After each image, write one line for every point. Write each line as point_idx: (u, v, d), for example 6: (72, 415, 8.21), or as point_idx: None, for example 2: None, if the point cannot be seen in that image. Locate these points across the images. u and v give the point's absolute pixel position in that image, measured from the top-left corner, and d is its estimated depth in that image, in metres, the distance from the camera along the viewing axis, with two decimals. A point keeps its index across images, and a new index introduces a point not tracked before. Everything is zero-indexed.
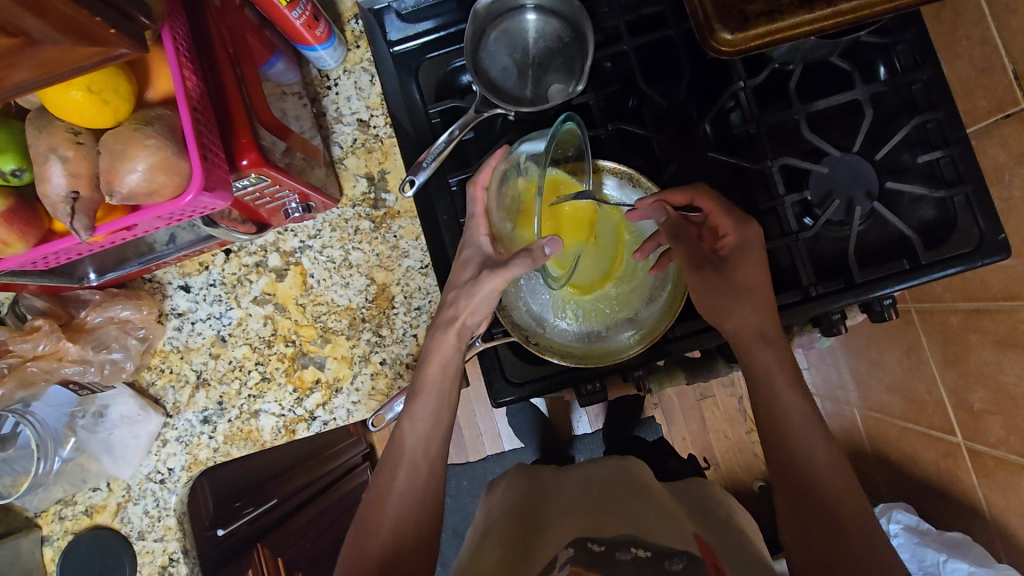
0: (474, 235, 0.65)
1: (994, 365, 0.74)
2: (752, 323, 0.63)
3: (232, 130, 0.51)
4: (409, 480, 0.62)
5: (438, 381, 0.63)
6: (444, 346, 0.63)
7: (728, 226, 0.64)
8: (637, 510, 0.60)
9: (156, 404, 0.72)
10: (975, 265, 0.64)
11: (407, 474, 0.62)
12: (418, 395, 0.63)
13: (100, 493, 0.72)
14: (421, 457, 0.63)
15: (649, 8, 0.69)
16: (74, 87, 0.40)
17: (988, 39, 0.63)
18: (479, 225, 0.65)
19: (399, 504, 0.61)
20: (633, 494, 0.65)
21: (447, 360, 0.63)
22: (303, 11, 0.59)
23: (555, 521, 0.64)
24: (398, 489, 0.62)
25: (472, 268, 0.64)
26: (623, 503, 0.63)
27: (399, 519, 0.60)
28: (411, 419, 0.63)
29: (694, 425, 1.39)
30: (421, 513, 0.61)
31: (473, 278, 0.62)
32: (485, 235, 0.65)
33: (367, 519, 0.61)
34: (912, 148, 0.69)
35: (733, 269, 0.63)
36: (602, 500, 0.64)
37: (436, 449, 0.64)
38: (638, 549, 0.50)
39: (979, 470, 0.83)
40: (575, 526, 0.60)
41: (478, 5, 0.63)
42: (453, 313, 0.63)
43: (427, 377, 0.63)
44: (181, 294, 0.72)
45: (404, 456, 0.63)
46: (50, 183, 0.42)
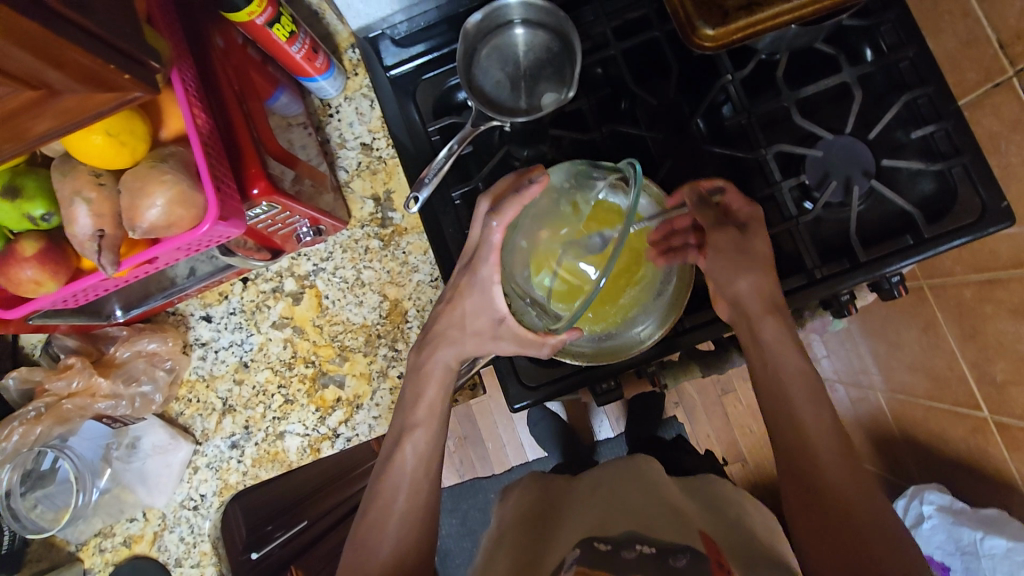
0: (485, 278, 0.60)
1: (1012, 335, 0.74)
2: (764, 291, 0.63)
3: (243, 163, 0.54)
4: (410, 501, 0.63)
5: (437, 406, 0.64)
6: (442, 370, 0.65)
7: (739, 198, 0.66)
8: (645, 510, 0.62)
9: (185, 432, 0.74)
10: (981, 235, 0.64)
11: (408, 495, 0.63)
12: (418, 422, 0.64)
13: (137, 523, 0.74)
14: (422, 476, 0.64)
15: (634, 12, 0.71)
16: (94, 132, 0.42)
17: (969, 12, 0.64)
18: (491, 269, 0.60)
19: (399, 527, 0.62)
20: (641, 491, 0.66)
21: (446, 383, 0.65)
22: (302, 45, 0.63)
23: (566, 522, 0.66)
24: (399, 509, 0.63)
25: (485, 319, 0.62)
26: (627, 500, 0.65)
27: (397, 542, 0.62)
28: (411, 444, 0.64)
29: (717, 422, 1.39)
30: (420, 534, 0.63)
31: (489, 331, 0.62)
32: (497, 283, 0.60)
33: (366, 540, 0.62)
34: (905, 125, 0.69)
35: (751, 237, 0.64)
36: (611, 500, 0.66)
37: (436, 467, 0.65)
38: (643, 547, 0.53)
39: (1009, 444, 0.81)
40: (584, 525, 0.62)
41: (467, 25, 0.66)
42: (451, 346, 0.64)
43: (424, 405, 0.64)
44: (204, 324, 0.75)
45: (404, 480, 0.64)
46: (76, 224, 0.44)
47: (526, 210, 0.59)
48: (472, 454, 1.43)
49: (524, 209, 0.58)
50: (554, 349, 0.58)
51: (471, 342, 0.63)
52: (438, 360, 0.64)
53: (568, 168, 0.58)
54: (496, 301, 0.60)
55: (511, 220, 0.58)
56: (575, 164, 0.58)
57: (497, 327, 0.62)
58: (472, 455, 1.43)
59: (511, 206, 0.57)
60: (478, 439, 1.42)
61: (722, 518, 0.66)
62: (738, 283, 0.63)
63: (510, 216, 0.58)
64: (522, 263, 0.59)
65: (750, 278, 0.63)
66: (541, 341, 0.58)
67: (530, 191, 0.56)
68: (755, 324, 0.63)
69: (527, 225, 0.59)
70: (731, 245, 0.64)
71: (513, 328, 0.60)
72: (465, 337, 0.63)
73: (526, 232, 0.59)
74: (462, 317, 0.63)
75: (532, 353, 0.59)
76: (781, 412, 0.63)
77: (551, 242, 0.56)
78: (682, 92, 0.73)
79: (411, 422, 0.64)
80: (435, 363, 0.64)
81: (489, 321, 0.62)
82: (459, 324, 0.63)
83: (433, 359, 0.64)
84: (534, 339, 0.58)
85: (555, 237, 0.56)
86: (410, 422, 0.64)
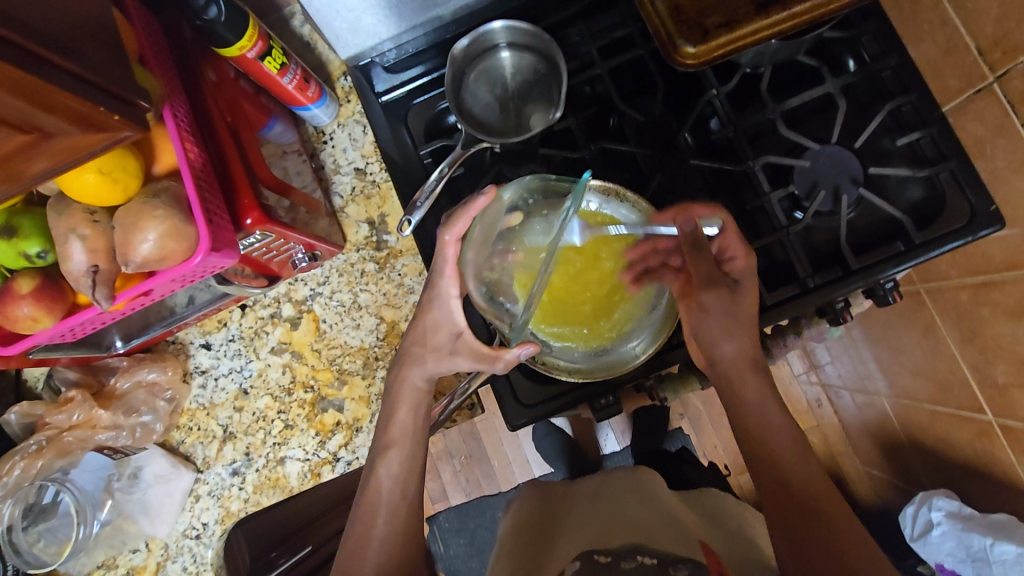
0: (444, 294, 0.63)
1: (1011, 337, 0.73)
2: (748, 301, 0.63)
3: (236, 193, 0.55)
4: (389, 523, 0.61)
5: (410, 427, 0.64)
6: (413, 391, 0.65)
7: (737, 247, 0.63)
8: (645, 522, 0.61)
9: (187, 460, 0.74)
10: (971, 238, 0.65)
11: (389, 518, 0.61)
12: (391, 442, 0.64)
13: (139, 554, 0.74)
14: (400, 500, 0.62)
15: (619, 31, 0.73)
16: (87, 170, 0.43)
17: (947, 20, 0.65)
18: (449, 284, 0.63)
19: (381, 551, 0.59)
20: (643, 504, 0.65)
21: (416, 404, 0.65)
22: (294, 75, 0.64)
23: (563, 533, 0.65)
24: (379, 535, 0.60)
25: (444, 332, 0.64)
26: (627, 510, 0.64)
27: (380, 565, 0.59)
28: (386, 467, 0.63)
29: (723, 432, 1.38)
30: (404, 560, 0.60)
31: (447, 346, 0.64)
32: (454, 296, 0.63)
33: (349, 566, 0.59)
34: (891, 133, 0.70)
35: (741, 296, 0.63)
36: (611, 513, 0.64)
37: (415, 489, 0.63)
38: (643, 558, 0.52)
39: (1015, 447, 0.81)
40: (581, 538, 0.61)
41: (454, 50, 0.68)
42: (416, 364, 0.64)
43: (398, 426, 0.64)
44: (203, 352, 0.75)
45: (382, 504, 0.61)
46: (72, 260, 0.45)
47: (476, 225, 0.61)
48: (478, 472, 1.42)
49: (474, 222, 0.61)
50: (508, 364, 0.60)
51: (431, 358, 0.64)
52: (406, 380, 0.65)
53: (521, 184, 0.58)
54: (455, 315, 0.63)
55: (462, 232, 0.61)
56: (526, 179, 0.58)
57: (455, 342, 0.64)
58: (477, 473, 1.42)
59: (461, 219, 0.60)
60: (484, 457, 1.41)
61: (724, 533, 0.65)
62: (722, 346, 0.63)
63: (460, 229, 0.61)
64: (477, 278, 0.58)
65: (735, 344, 0.63)
66: (496, 355, 0.61)
67: (478, 204, 0.59)
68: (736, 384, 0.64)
69: (478, 236, 0.59)
70: (719, 306, 0.63)
71: (469, 343, 0.63)
72: (426, 352, 0.64)
73: (476, 245, 0.58)
74: (423, 332, 0.65)
75: (487, 367, 0.62)
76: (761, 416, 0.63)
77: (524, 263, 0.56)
78: (669, 107, 0.74)
79: (387, 443, 0.64)
80: (404, 383, 0.65)
81: (447, 335, 0.64)
82: (421, 340, 0.65)
83: (402, 378, 0.65)
84: (488, 354, 0.61)
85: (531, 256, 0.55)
86: (385, 443, 0.64)
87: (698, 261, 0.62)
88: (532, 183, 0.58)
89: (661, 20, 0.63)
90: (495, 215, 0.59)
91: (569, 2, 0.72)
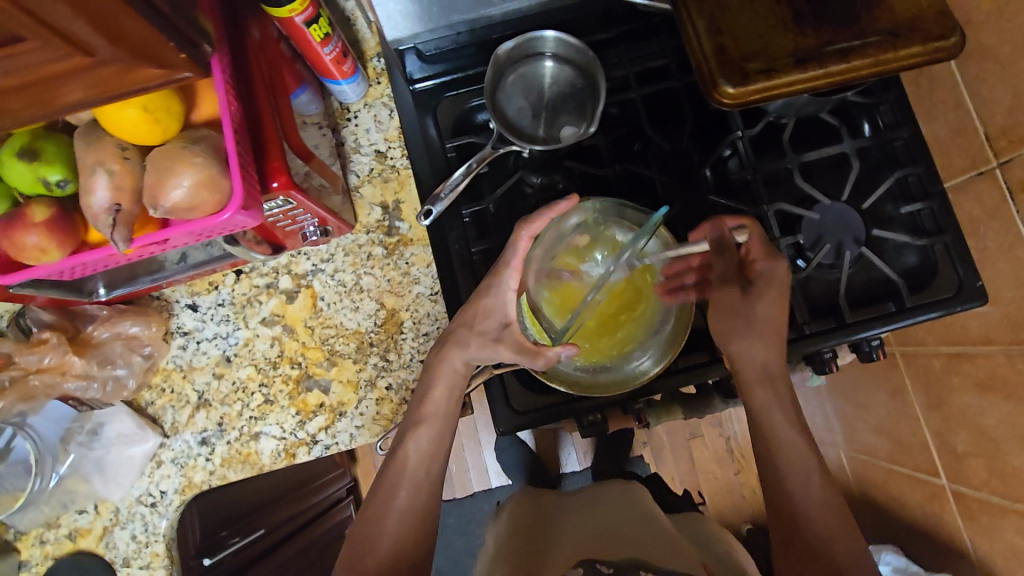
0: (505, 285, 0.63)
1: (975, 408, 0.78)
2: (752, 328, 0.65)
3: (266, 154, 0.53)
4: (411, 497, 0.63)
5: (443, 407, 0.64)
6: (451, 373, 0.64)
7: (759, 250, 0.65)
8: (644, 536, 0.63)
9: (154, 423, 0.71)
10: (954, 310, 0.69)
11: (410, 493, 0.63)
12: (424, 418, 0.64)
13: (85, 516, 0.70)
14: (423, 477, 0.64)
15: (656, 61, 0.75)
16: (130, 104, 0.42)
17: (960, 103, 0.69)
18: (512, 276, 0.63)
19: (398, 521, 0.62)
20: (640, 519, 0.67)
21: (453, 388, 0.64)
22: (335, 47, 0.64)
23: (559, 543, 0.67)
24: (399, 507, 0.62)
25: (494, 321, 0.64)
26: (623, 525, 0.66)
27: (397, 539, 0.61)
28: (415, 442, 0.63)
29: (683, 465, 1.40)
30: (419, 530, 0.62)
31: (492, 334, 0.63)
32: (513, 290, 0.63)
33: (364, 536, 0.61)
34: (895, 200, 0.74)
35: (753, 300, 0.65)
36: (609, 526, 0.66)
37: (437, 467, 0.65)
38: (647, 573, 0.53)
39: (964, 513, 0.85)
40: (580, 547, 0.64)
41: (500, 51, 0.68)
42: (458, 346, 0.63)
43: (432, 405, 0.64)
44: (188, 313, 0.72)
45: (406, 477, 0.63)
46: (94, 195, 0.43)
47: (553, 230, 0.66)
48: None
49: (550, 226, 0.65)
50: (548, 362, 0.60)
51: (474, 343, 0.63)
52: (446, 362, 0.63)
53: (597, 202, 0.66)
54: (509, 305, 0.64)
55: (537, 231, 0.62)
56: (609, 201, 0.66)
57: (502, 331, 0.63)
58: None
59: (540, 218, 0.61)
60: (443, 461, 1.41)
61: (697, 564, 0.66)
62: (731, 347, 0.66)
63: (537, 227, 0.62)
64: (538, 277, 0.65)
65: (742, 343, 0.65)
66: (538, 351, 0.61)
67: (560, 207, 0.61)
68: (744, 389, 0.66)
69: (551, 241, 0.65)
70: (729, 303, 0.66)
71: (517, 335, 0.63)
72: (471, 336, 0.63)
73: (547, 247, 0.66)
74: (471, 316, 0.64)
75: (526, 362, 0.61)
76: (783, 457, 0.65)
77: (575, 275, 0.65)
78: (694, 141, 0.76)
79: (418, 418, 0.64)
80: (442, 363, 0.63)
81: (497, 323, 0.63)
82: (469, 324, 0.63)
83: (441, 359, 0.63)
84: (533, 350, 0.61)
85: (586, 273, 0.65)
86: (416, 419, 0.64)
87: (722, 259, 0.66)
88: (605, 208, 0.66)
89: (705, 57, 0.63)
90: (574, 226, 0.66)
91: (612, 26, 0.74)
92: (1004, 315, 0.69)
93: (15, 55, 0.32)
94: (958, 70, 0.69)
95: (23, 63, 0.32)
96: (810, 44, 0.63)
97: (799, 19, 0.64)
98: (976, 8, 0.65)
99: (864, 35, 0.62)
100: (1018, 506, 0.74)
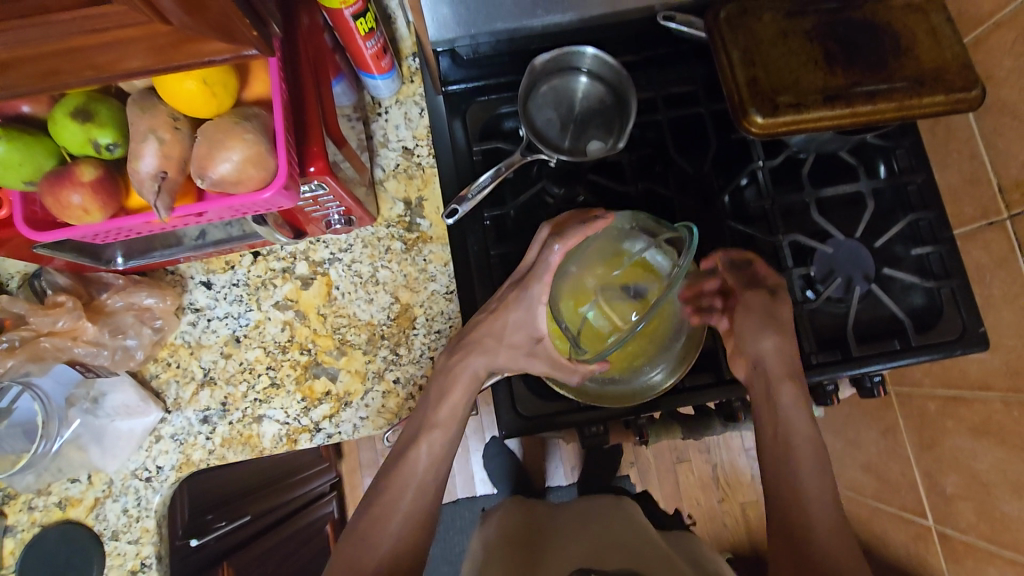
0: (535, 297, 0.63)
1: (968, 452, 0.79)
2: (760, 351, 0.66)
3: (306, 139, 0.54)
4: (416, 500, 0.63)
5: (457, 410, 0.65)
6: (470, 377, 0.65)
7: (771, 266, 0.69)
8: (639, 549, 0.63)
9: (156, 397, 0.70)
10: (956, 354, 0.70)
11: (415, 495, 0.63)
12: (437, 422, 0.64)
13: (78, 485, 0.69)
14: (430, 479, 0.64)
15: (683, 87, 0.77)
16: (190, 77, 0.43)
17: (975, 154, 0.72)
18: (541, 289, 0.62)
19: (402, 526, 0.61)
20: (634, 533, 0.68)
21: (471, 391, 0.65)
22: (376, 42, 0.65)
23: (555, 552, 0.67)
24: (404, 509, 0.62)
25: (523, 334, 0.64)
26: (617, 536, 0.67)
27: (398, 537, 0.61)
28: (428, 445, 0.64)
29: (669, 488, 1.40)
30: (420, 534, 0.62)
31: (525, 347, 0.64)
32: (542, 304, 0.63)
33: (365, 534, 0.61)
34: (905, 241, 0.76)
35: (781, 303, 0.68)
36: (603, 536, 0.67)
37: (444, 470, 0.66)
38: None
39: (948, 555, 0.86)
40: (576, 554, 0.64)
41: (536, 62, 0.69)
42: (486, 354, 0.64)
43: (448, 408, 0.64)
44: (202, 290, 0.72)
45: (414, 479, 0.64)
46: (141, 161, 0.43)
47: (584, 242, 0.62)
48: None
49: (585, 240, 0.62)
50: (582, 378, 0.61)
51: (504, 354, 0.64)
52: (468, 366, 0.64)
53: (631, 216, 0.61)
54: (539, 321, 0.63)
55: (571, 246, 0.61)
56: (638, 214, 0.61)
57: (534, 345, 0.64)
58: None
59: (575, 233, 0.60)
60: None
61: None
62: (761, 343, 0.66)
63: (571, 243, 0.61)
64: (569, 291, 0.61)
65: (773, 339, 0.66)
66: (573, 367, 0.60)
67: (596, 226, 0.61)
68: (774, 385, 0.66)
69: (584, 256, 0.61)
70: (758, 305, 0.67)
71: (551, 350, 0.62)
72: (500, 347, 0.64)
73: (581, 260, 0.61)
74: (501, 326, 0.64)
75: (561, 376, 0.61)
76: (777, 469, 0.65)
77: (595, 282, 0.59)
78: (715, 167, 0.77)
79: (431, 422, 0.64)
80: (464, 368, 0.64)
81: (527, 337, 0.64)
82: (497, 334, 0.64)
83: (463, 364, 0.64)
84: (567, 364, 0.61)
85: (604, 278, 0.59)
86: (431, 422, 0.64)
87: (733, 273, 0.70)
88: (645, 219, 0.61)
89: (737, 86, 0.65)
90: (610, 240, 0.61)
91: (643, 48, 0.76)
92: (1004, 363, 0.71)
93: (93, 15, 0.32)
94: (975, 122, 0.71)
95: (99, 24, 0.33)
96: (840, 83, 0.65)
97: (830, 58, 0.66)
98: (998, 65, 0.67)
99: (892, 80, 0.64)
100: (1005, 552, 0.75)
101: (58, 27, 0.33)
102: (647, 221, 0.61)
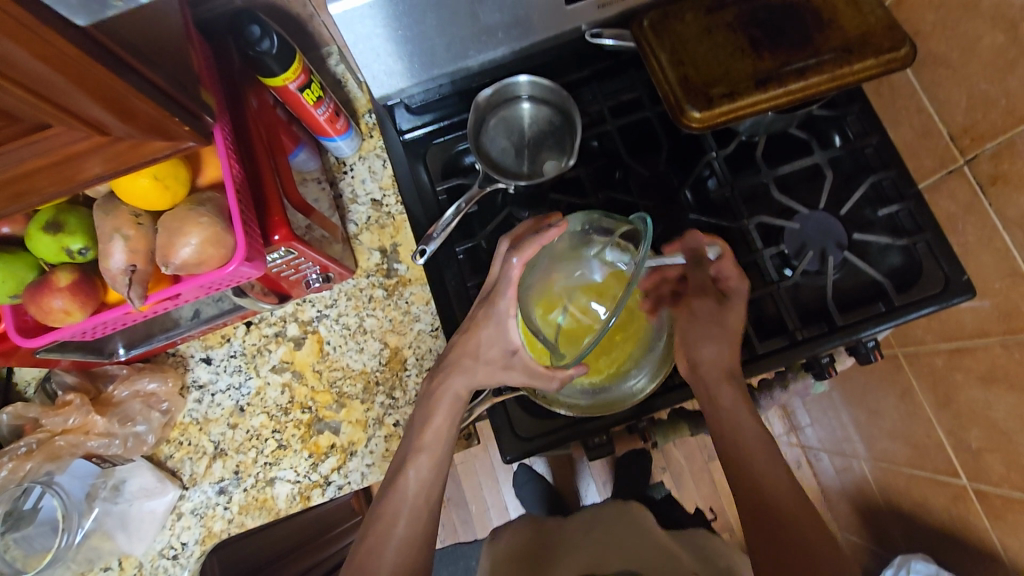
0: (501, 313, 0.64)
1: (983, 402, 0.77)
2: None
3: (267, 211, 0.57)
4: (409, 527, 0.63)
5: (443, 434, 0.67)
6: (451, 399, 0.67)
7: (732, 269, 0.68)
8: (643, 554, 0.66)
9: (173, 476, 0.73)
10: (947, 304, 0.69)
11: (409, 521, 0.64)
12: (423, 447, 0.66)
13: (111, 573, 0.72)
14: (422, 504, 0.65)
15: (628, 95, 0.80)
16: (143, 174, 0.47)
17: (922, 108, 0.73)
18: (507, 303, 0.64)
19: (397, 552, 0.62)
20: (639, 537, 0.71)
21: (452, 413, 0.67)
22: (326, 108, 0.68)
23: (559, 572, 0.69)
24: (398, 537, 0.63)
25: (498, 350, 0.66)
26: (626, 545, 0.70)
27: (396, 565, 0.61)
28: (415, 470, 0.65)
29: (705, 488, 1.38)
30: (418, 562, 0.62)
31: (501, 361, 0.66)
32: (512, 317, 0.64)
33: (366, 561, 0.62)
34: (872, 204, 0.76)
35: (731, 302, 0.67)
36: (608, 545, 0.71)
37: (436, 495, 0.66)
38: None
39: (990, 513, 0.83)
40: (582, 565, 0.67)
41: (479, 97, 0.73)
42: (464, 373, 0.66)
43: (431, 431, 0.66)
44: (203, 366, 0.75)
45: (406, 506, 0.64)
46: (111, 259, 0.48)
47: (544, 250, 0.63)
48: (455, 516, 1.39)
49: (543, 249, 0.63)
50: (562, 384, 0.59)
51: (482, 371, 0.66)
52: (446, 389, 0.67)
53: (579, 220, 0.63)
54: (510, 334, 0.64)
55: (529, 258, 0.62)
56: (588, 216, 0.63)
57: (511, 358, 0.64)
58: (455, 519, 1.39)
59: (531, 245, 0.61)
60: (463, 501, 1.39)
61: (712, 568, 0.67)
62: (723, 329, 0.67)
63: (529, 254, 0.62)
64: (534, 300, 0.62)
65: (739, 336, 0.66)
66: (552, 373, 0.59)
67: (551, 234, 0.61)
68: None
69: (542, 264, 0.63)
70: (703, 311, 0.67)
71: (526, 360, 0.63)
72: (477, 366, 0.66)
73: (541, 270, 0.63)
74: (476, 346, 0.66)
75: (541, 386, 0.61)
76: (759, 457, 0.65)
77: (561, 286, 0.61)
78: (670, 166, 0.79)
79: (417, 448, 0.66)
80: (445, 390, 0.67)
81: (502, 352, 0.65)
82: (472, 353, 0.66)
83: (443, 387, 0.67)
84: (546, 373, 0.60)
85: (566, 281, 0.61)
86: (416, 447, 0.66)
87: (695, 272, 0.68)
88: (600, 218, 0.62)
89: (671, 87, 0.68)
90: (563, 246, 0.63)
91: (585, 65, 0.79)
92: (995, 307, 0.70)
93: (40, 140, 0.36)
94: (916, 78, 0.72)
95: (47, 146, 0.37)
96: (769, 66, 0.66)
97: (756, 44, 0.68)
98: (922, 20, 0.69)
99: (820, 53, 0.66)
100: None
101: (11, 155, 0.36)
102: (602, 222, 0.62)
